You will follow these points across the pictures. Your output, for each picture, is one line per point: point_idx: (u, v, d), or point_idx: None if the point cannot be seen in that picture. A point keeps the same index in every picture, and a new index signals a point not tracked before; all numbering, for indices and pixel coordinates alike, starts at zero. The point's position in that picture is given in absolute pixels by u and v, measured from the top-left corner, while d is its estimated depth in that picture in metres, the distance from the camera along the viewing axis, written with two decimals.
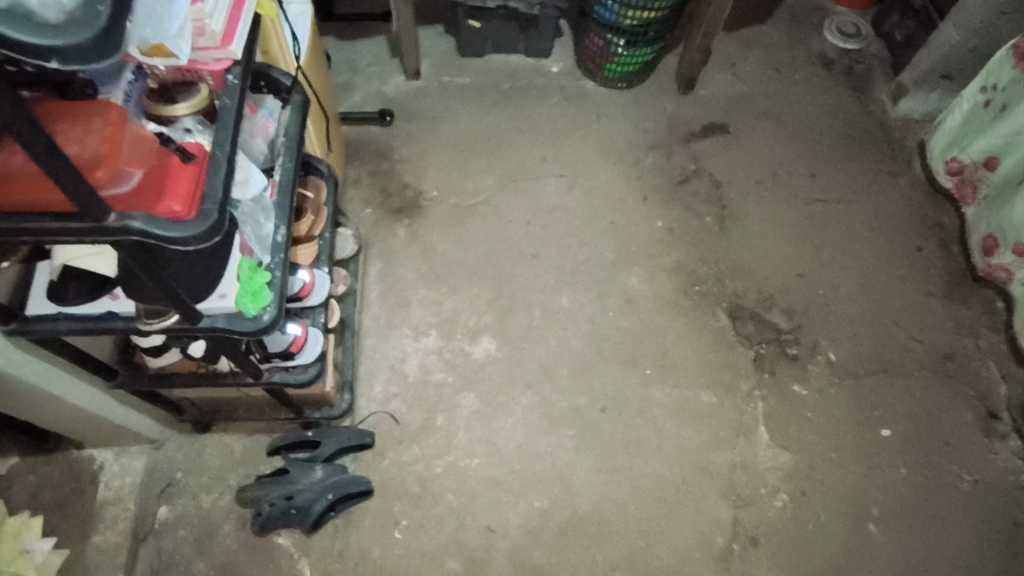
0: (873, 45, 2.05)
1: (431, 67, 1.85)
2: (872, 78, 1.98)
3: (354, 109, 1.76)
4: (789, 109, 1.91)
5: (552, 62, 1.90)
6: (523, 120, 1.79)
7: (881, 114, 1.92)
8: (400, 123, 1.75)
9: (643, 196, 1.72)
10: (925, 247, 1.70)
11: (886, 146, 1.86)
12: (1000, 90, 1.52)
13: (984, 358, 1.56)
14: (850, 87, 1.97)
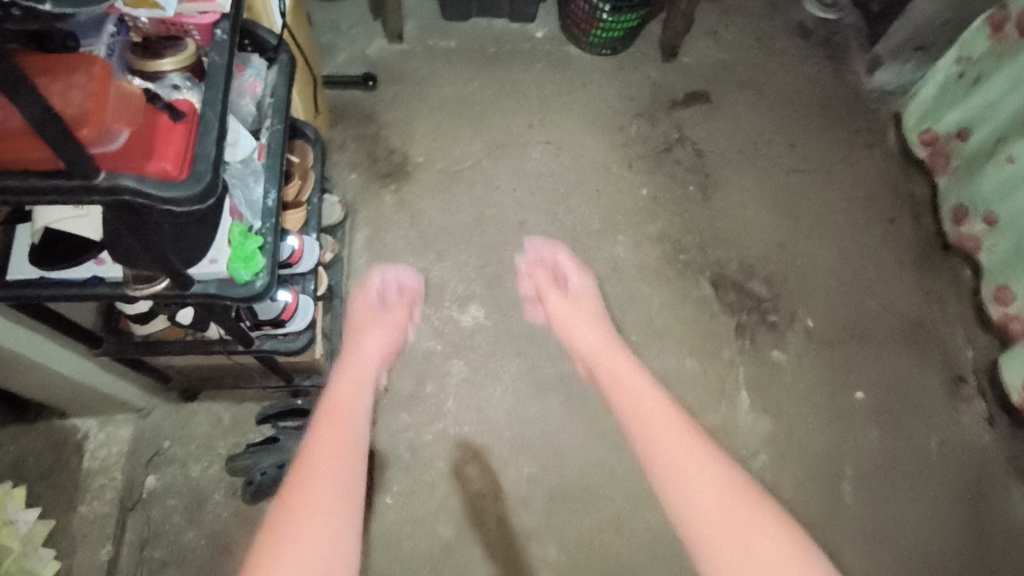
0: (851, 15, 2.06)
1: (414, 29, 1.80)
2: (850, 49, 2.00)
3: (336, 72, 1.71)
4: (772, 78, 1.93)
5: (537, 27, 1.87)
6: (509, 85, 1.77)
7: (858, 85, 1.94)
8: (383, 87, 1.71)
9: (628, 164, 1.72)
10: (898, 218, 1.75)
11: (862, 117, 1.89)
12: (975, 62, 1.55)
13: (952, 325, 1.62)
14: (829, 58, 1.99)
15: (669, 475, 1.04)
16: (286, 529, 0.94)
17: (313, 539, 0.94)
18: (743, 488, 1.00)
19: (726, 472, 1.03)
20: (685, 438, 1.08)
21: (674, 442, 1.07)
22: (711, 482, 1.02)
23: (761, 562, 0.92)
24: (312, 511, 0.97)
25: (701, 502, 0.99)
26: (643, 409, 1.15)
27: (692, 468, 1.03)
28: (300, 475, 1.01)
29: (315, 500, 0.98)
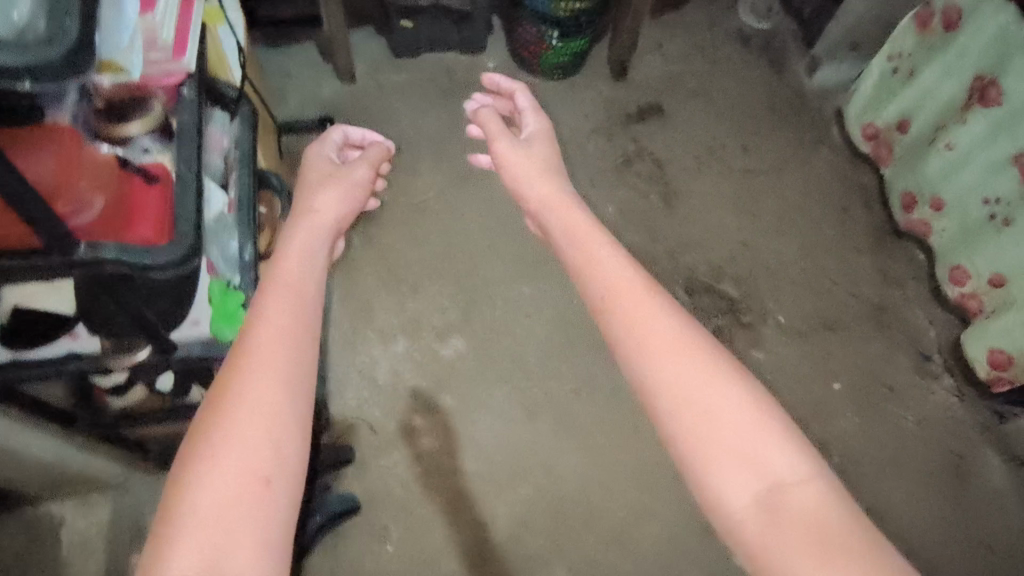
0: (784, 21, 2.16)
1: (366, 67, 1.82)
2: (786, 54, 2.10)
3: (292, 117, 1.70)
4: (717, 86, 2.00)
5: (487, 54, 1.89)
6: (465, 113, 1.78)
7: (798, 86, 2.02)
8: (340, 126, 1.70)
9: (590, 182, 1.76)
10: (851, 208, 1.82)
11: (806, 116, 1.97)
12: (907, 56, 1.64)
13: (912, 305, 1.68)
14: (768, 63, 2.07)
15: (612, 306, 0.74)
16: (264, 340, 0.65)
17: (287, 343, 0.65)
18: (674, 318, 0.70)
19: (652, 297, 0.73)
20: (613, 265, 0.80)
21: (590, 263, 0.82)
22: (613, 280, 0.77)
23: (695, 415, 0.63)
24: (283, 324, 0.67)
25: (653, 321, 0.70)
26: (578, 233, 0.91)
27: (619, 295, 0.74)
28: (275, 281, 0.73)
29: (282, 320, 0.67)
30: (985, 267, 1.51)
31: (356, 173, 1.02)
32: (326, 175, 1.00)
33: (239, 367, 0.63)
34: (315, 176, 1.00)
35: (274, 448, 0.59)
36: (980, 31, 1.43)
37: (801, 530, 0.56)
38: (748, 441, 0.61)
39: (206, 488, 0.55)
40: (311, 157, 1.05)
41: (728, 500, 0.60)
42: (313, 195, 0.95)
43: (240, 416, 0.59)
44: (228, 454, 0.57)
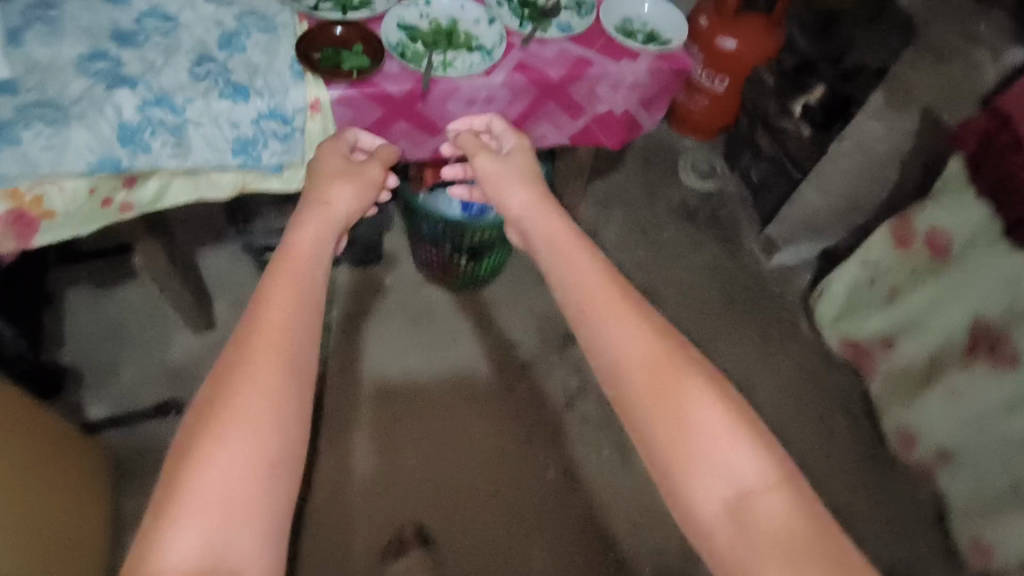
0: (729, 183, 1.92)
1: (228, 310, 1.44)
2: (738, 225, 1.83)
3: (120, 404, 1.30)
4: (665, 277, 1.70)
5: (385, 269, 1.60)
6: (363, 364, 1.47)
7: (755, 268, 1.74)
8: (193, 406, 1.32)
9: (524, 441, 1.42)
10: (833, 422, 1.51)
11: (770, 306, 1.69)
12: (884, 271, 1.37)
13: (931, 565, 1.34)
14: (719, 239, 1.80)
15: (583, 299, 0.61)
16: (272, 326, 0.58)
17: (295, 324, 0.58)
18: (637, 315, 0.59)
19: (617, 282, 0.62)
20: (573, 250, 0.68)
21: (553, 261, 0.68)
22: (570, 276, 0.64)
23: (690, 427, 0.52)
24: (294, 316, 0.59)
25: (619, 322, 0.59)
26: (539, 221, 0.76)
27: (578, 286, 0.62)
28: (289, 256, 0.65)
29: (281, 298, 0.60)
30: (1012, 552, 1.18)
31: (371, 172, 0.84)
32: (352, 174, 0.83)
33: (254, 342, 0.56)
34: (358, 173, 0.83)
35: (282, 438, 0.53)
36: (981, 272, 1.17)
37: (773, 550, 0.46)
38: (717, 442, 0.52)
39: (215, 475, 0.50)
40: (328, 146, 0.87)
41: (698, 506, 0.50)
42: (329, 185, 0.79)
43: (253, 397, 0.53)
44: (237, 439, 0.52)
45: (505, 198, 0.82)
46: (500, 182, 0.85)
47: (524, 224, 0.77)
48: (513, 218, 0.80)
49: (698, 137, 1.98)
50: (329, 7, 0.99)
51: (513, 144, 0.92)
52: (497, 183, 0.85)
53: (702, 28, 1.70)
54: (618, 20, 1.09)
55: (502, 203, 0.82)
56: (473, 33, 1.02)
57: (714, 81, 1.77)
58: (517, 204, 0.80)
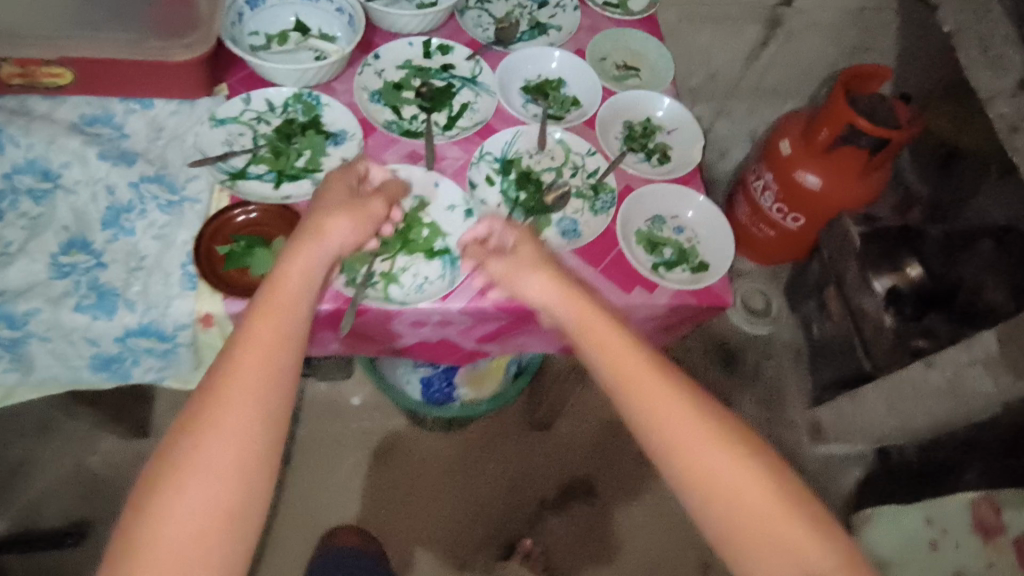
0: (784, 329, 1.59)
1: (167, 416, 1.28)
2: (785, 387, 1.51)
3: (26, 515, 1.18)
4: None
5: (354, 387, 1.39)
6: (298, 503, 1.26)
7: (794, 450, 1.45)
8: (101, 529, 1.19)
9: None
10: None
11: None
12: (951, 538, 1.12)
13: None
14: (760, 400, 1.49)
15: (629, 384, 0.55)
16: (250, 360, 0.51)
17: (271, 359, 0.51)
18: (681, 398, 0.54)
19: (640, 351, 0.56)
20: (603, 326, 0.59)
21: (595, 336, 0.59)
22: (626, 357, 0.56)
23: (759, 521, 0.49)
24: (269, 352, 0.52)
25: (669, 415, 0.53)
26: (585, 314, 0.60)
27: (610, 364, 0.56)
28: (271, 285, 0.56)
29: (258, 330, 0.52)
30: None
31: (373, 205, 0.67)
32: (353, 205, 0.66)
33: (222, 383, 0.49)
34: (363, 206, 0.66)
35: (249, 485, 0.48)
36: None
37: None
38: (788, 539, 0.48)
39: (168, 529, 0.45)
40: (334, 181, 0.67)
41: None
42: (330, 214, 0.63)
43: (220, 441, 0.48)
44: (196, 490, 0.46)
45: (529, 281, 0.65)
46: (522, 268, 0.66)
47: (552, 307, 0.63)
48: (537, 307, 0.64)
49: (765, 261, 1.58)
50: (264, 175, 0.77)
51: (516, 236, 0.70)
52: (520, 271, 0.66)
53: (782, 154, 1.37)
54: (644, 221, 0.82)
55: (527, 289, 0.65)
56: (442, 227, 0.77)
57: (786, 217, 1.43)
58: (549, 291, 0.63)
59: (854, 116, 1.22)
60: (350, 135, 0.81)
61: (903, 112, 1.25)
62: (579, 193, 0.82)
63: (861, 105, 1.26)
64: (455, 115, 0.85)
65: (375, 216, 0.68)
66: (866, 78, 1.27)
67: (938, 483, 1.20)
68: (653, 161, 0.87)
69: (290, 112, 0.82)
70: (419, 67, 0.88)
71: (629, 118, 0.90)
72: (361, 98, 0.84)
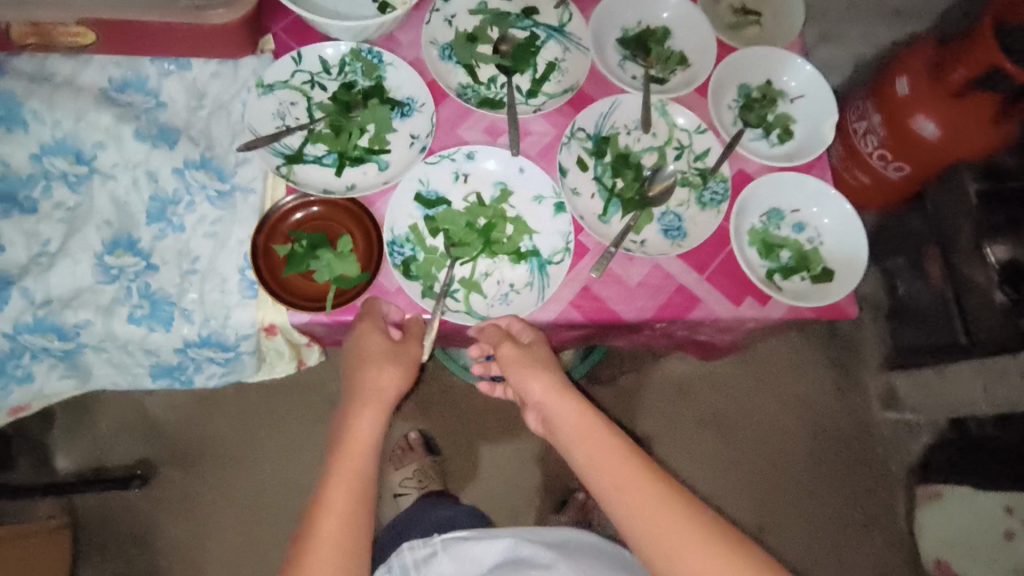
0: (865, 282, 1.47)
1: None
2: (860, 347, 1.43)
3: (92, 455, 1.19)
4: (743, 411, 1.37)
5: None
6: None
7: (862, 413, 1.39)
8: (167, 470, 1.19)
9: None
10: None
11: (865, 473, 1.36)
12: None
13: None
14: (831, 362, 1.42)
15: (618, 491, 0.56)
16: (333, 521, 0.55)
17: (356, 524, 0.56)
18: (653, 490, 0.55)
19: (631, 454, 0.58)
20: (597, 425, 0.60)
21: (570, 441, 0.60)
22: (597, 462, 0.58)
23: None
24: (353, 508, 0.56)
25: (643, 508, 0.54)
26: (581, 414, 0.61)
27: (584, 462, 0.58)
28: (347, 449, 0.59)
29: (342, 499, 0.56)
30: None
31: (412, 349, 0.62)
32: (394, 358, 0.60)
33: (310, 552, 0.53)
34: (408, 356, 0.61)
35: None
36: None
37: None
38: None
39: None
40: (364, 334, 0.60)
41: None
42: (373, 369, 0.60)
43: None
44: None
45: (533, 381, 0.62)
46: (526, 369, 0.62)
47: (549, 412, 0.62)
48: (537, 404, 0.63)
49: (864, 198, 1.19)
50: (323, 157, 0.66)
51: (531, 338, 0.64)
52: (524, 370, 0.62)
53: (899, 93, 1.05)
54: (759, 217, 0.71)
55: (528, 387, 0.63)
56: (527, 222, 0.67)
57: (889, 166, 1.09)
58: (549, 391, 0.62)
59: (1007, 60, 0.91)
60: (419, 105, 0.68)
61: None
62: (685, 180, 0.70)
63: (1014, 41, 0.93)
64: (541, 78, 0.72)
65: (413, 362, 0.62)
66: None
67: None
68: (771, 138, 0.74)
69: (348, 73, 0.69)
70: (497, 12, 0.74)
71: (747, 80, 0.75)
72: (430, 55, 0.71)
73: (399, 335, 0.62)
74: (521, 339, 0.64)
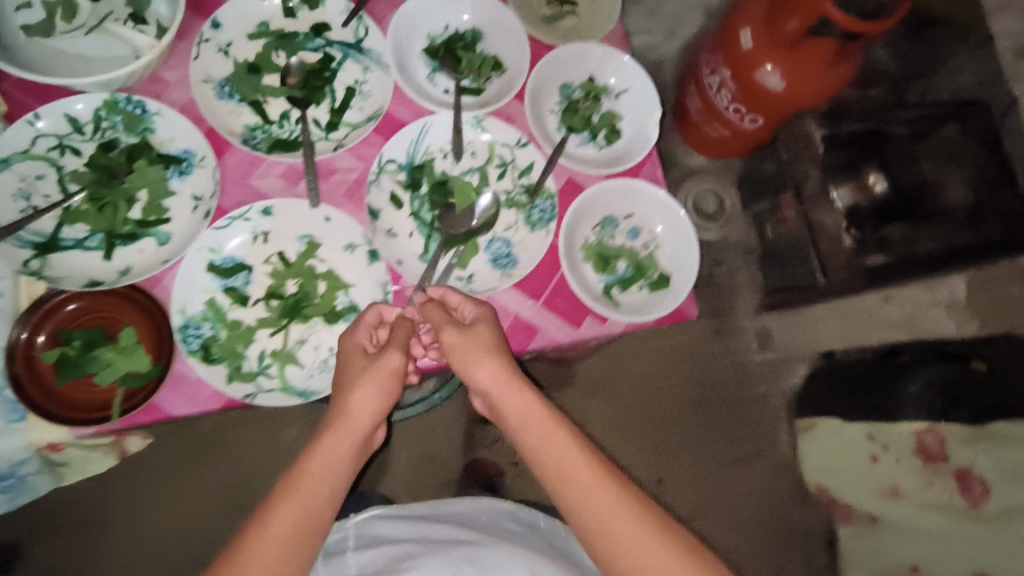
0: (737, 228, 1.47)
1: None
2: (735, 293, 1.45)
3: None
4: (629, 376, 1.41)
5: None
6: (237, 490, 1.11)
7: (741, 356, 1.44)
8: (20, 552, 1.06)
9: None
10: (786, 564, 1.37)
11: (746, 412, 1.42)
12: (891, 454, 1.06)
13: None
14: (709, 313, 1.45)
15: (564, 484, 0.53)
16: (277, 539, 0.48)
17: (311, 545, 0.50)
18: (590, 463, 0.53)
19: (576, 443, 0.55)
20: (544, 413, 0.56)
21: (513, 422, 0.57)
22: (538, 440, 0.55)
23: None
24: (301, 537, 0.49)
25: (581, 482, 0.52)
26: (521, 406, 0.56)
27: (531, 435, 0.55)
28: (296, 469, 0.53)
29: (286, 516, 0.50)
30: None
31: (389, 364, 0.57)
32: (371, 377, 0.56)
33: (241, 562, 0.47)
34: (385, 365, 0.57)
35: None
36: None
37: None
38: None
39: None
40: (347, 351, 0.58)
41: None
42: (353, 388, 0.56)
43: None
44: None
45: (476, 368, 0.57)
46: (474, 354, 0.57)
47: (495, 401, 0.57)
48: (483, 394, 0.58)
49: (729, 148, 1.32)
50: (86, 239, 0.57)
51: (473, 315, 0.59)
52: (471, 355, 0.57)
53: (742, 47, 1.08)
54: (592, 229, 0.67)
55: (471, 375, 0.57)
56: (341, 275, 0.62)
57: (744, 118, 1.19)
58: (495, 379, 0.57)
59: (826, 4, 0.89)
60: (198, 159, 0.60)
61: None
62: (510, 201, 0.66)
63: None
64: (341, 106, 0.64)
65: (393, 373, 0.58)
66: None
67: (881, 393, 1.12)
68: (598, 141, 0.69)
69: (106, 129, 0.59)
70: (281, 32, 0.64)
71: (569, 78, 0.69)
72: (204, 96, 0.61)
73: (377, 347, 0.59)
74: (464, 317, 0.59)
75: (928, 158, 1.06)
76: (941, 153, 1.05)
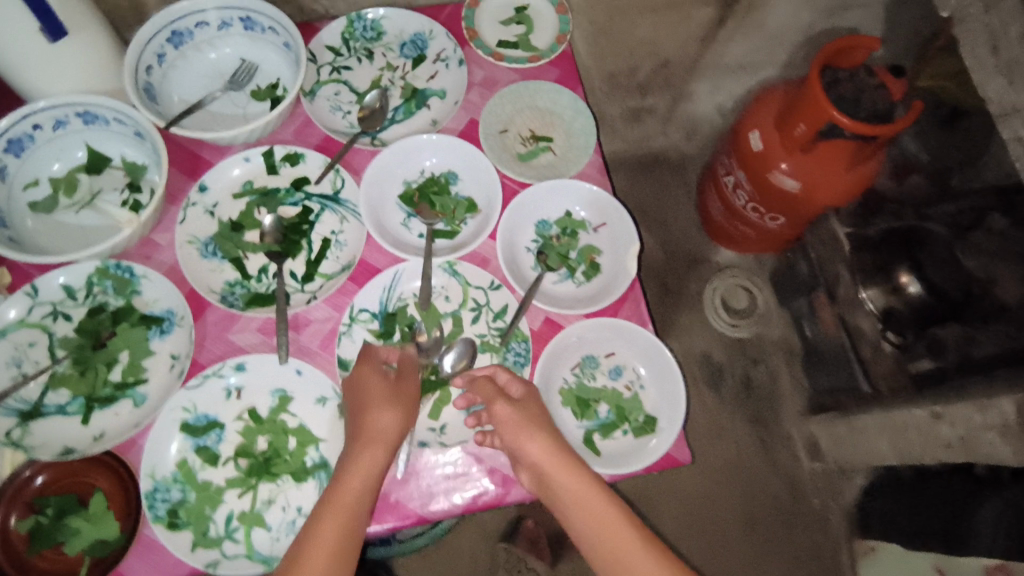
0: (774, 327, 1.38)
1: None
2: (778, 396, 1.34)
3: None
4: (665, 490, 1.31)
5: None
6: None
7: (791, 467, 1.31)
8: None
9: None
10: None
11: (802, 530, 1.28)
12: None
13: None
14: (750, 418, 1.33)
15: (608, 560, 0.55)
16: None
17: None
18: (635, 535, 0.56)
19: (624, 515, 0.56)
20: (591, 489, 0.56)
21: (566, 500, 0.56)
22: (584, 514, 0.56)
23: None
24: None
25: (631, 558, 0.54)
26: (575, 481, 0.56)
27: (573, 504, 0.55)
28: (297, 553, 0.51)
29: None
30: None
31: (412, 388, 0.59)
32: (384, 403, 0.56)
33: None
34: (410, 395, 0.58)
35: None
36: None
37: None
38: None
39: None
40: (366, 378, 0.58)
41: None
42: (379, 418, 0.55)
43: None
44: None
45: (529, 441, 0.56)
46: (523, 429, 0.56)
47: (547, 478, 0.56)
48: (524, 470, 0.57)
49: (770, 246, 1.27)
50: (68, 404, 0.59)
51: (521, 394, 0.59)
52: (523, 431, 0.56)
53: (753, 150, 1.03)
54: (571, 369, 0.65)
55: (525, 451, 0.56)
56: (313, 430, 0.61)
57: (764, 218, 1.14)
58: (546, 460, 0.56)
59: (830, 109, 0.84)
60: (178, 318, 0.62)
61: (896, 90, 0.87)
62: (484, 344, 0.64)
63: (842, 91, 0.88)
64: (317, 256, 0.66)
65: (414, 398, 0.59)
66: (845, 50, 0.88)
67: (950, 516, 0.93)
68: (577, 278, 0.68)
69: (98, 293, 0.62)
70: (263, 189, 0.67)
71: (545, 214, 0.70)
72: (188, 257, 0.64)
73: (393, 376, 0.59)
74: (512, 394, 0.59)
75: (973, 255, 0.97)
76: (990, 248, 0.96)
